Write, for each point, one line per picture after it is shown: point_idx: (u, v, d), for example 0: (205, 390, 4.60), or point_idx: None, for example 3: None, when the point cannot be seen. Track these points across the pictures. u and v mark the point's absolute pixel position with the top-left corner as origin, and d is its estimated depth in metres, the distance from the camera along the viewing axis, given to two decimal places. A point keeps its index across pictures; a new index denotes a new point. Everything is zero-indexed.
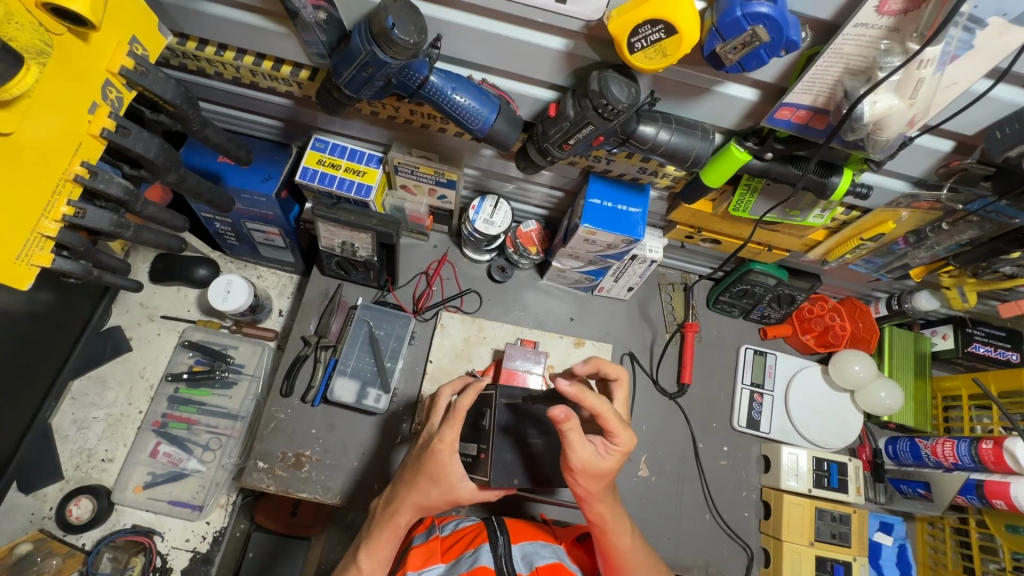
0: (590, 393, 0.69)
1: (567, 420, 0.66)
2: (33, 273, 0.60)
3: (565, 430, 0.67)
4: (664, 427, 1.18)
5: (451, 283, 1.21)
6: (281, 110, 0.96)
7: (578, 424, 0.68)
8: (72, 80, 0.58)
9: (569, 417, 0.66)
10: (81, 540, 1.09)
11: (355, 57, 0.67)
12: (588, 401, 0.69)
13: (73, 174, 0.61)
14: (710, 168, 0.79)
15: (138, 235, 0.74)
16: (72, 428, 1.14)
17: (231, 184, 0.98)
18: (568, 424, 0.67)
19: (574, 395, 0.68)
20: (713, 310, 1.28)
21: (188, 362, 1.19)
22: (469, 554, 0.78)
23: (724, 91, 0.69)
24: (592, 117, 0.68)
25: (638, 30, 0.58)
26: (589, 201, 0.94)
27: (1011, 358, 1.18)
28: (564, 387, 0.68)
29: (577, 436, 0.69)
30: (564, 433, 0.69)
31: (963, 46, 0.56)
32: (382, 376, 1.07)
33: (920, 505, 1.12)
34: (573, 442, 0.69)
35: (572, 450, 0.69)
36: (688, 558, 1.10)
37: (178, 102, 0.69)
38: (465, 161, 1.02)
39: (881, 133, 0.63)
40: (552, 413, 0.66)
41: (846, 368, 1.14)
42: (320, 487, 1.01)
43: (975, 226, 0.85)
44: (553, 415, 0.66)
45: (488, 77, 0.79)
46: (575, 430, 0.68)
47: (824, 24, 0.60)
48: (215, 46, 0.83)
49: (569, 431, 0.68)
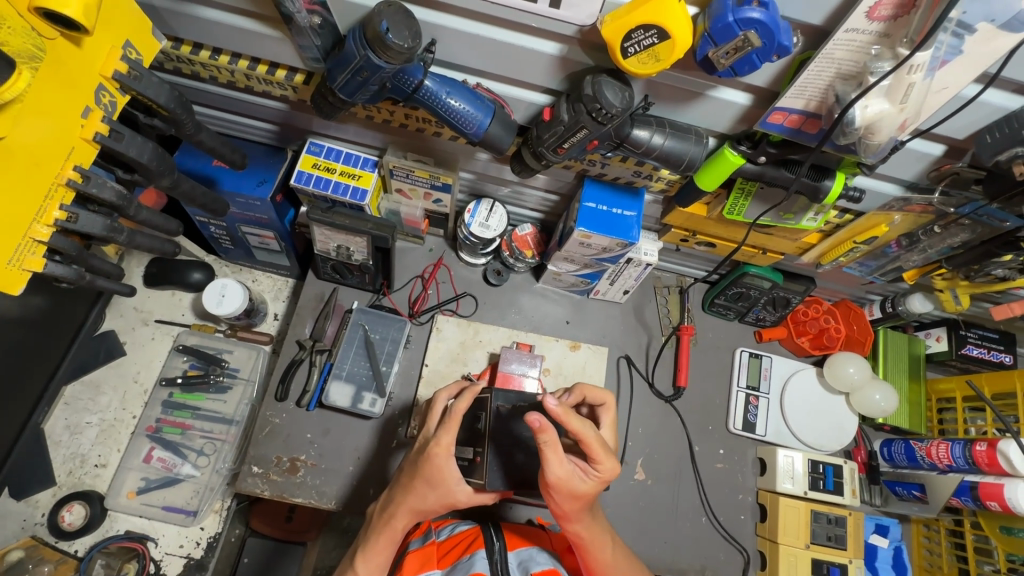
0: (575, 416, 0.70)
1: (543, 430, 0.66)
2: (25, 278, 0.59)
3: (544, 443, 0.67)
4: (660, 430, 1.18)
5: (447, 286, 1.21)
6: (276, 114, 0.96)
7: (555, 439, 0.68)
8: (64, 84, 0.58)
9: (545, 427, 0.66)
10: (74, 547, 1.08)
11: (350, 61, 0.67)
12: (570, 424, 0.70)
13: (66, 179, 0.60)
14: (704, 172, 0.80)
15: (131, 239, 0.74)
16: (65, 433, 1.13)
17: (226, 188, 0.98)
18: (545, 435, 0.66)
19: (559, 415, 0.69)
20: (708, 313, 1.28)
21: (182, 367, 1.18)
22: (465, 560, 0.78)
23: (718, 95, 0.70)
24: (586, 122, 0.68)
25: (631, 34, 0.59)
26: (584, 205, 0.95)
27: (1004, 359, 1.18)
28: (550, 404, 0.68)
29: (555, 452, 0.68)
30: (541, 446, 0.68)
31: (952, 52, 0.57)
32: (377, 380, 1.06)
33: (915, 507, 1.14)
34: (552, 460, 0.68)
35: (550, 468, 0.69)
36: (684, 562, 1.09)
37: (172, 106, 0.68)
38: (461, 165, 1.02)
39: (873, 137, 0.64)
40: (529, 420, 0.65)
41: (840, 371, 1.15)
42: (315, 492, 1.01)
43: (967, 229, 0.86)
44: (529, 421, 0.65)
45: (483, 81, 0.79)
46: (552, 445, 0.68)
47: (815, 29, 0.60)
48: (209, 50, 0.83)
49: (545, 444, 0.67)
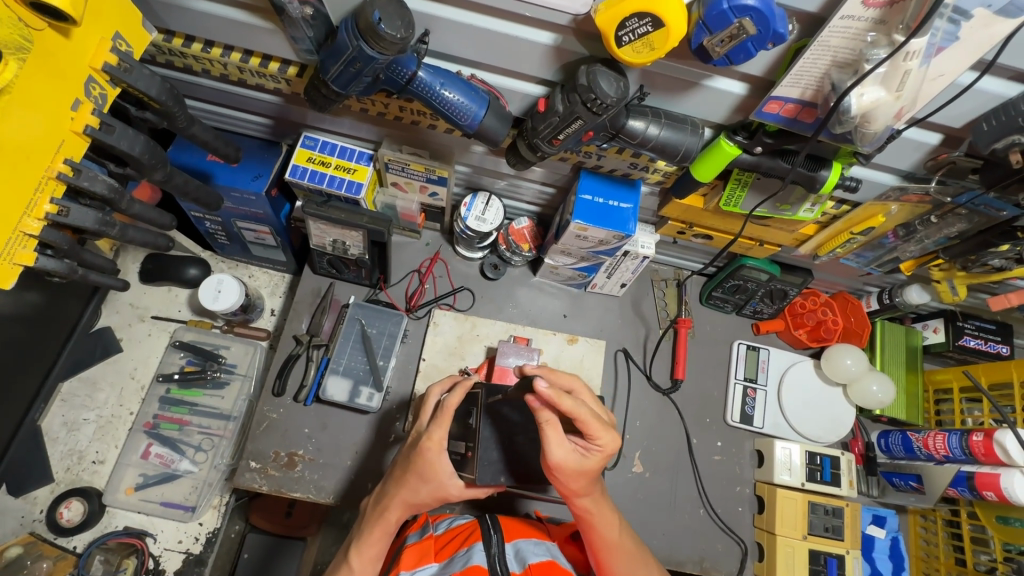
0: (566, 398, 0.68)
1: (541, 410, 0.69)
2: (16, 272, 0.59)
3: (543, 424, 0.69)
4: (658, 423, 1.18)
5: (444, 280, 1.21)
6: (270, 108, 0.95)
7: (554, 418, 0.69)
8: (52, 76, 0.57)
9: (545, 408, 0.69)
10: (72, 543, 1.07)
11: (343, 52, 0.67)
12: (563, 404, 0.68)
13: (56, 172, 0.60)
14: (700, 163, 0.79)
15: (125, 233, 0.73)
16: (62, 430, 1.13)
17: (220, 183, 0.97)
18: (544, 416, 0.69)
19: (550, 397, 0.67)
20: (706, 306, 1.28)
21: (179, 363, 1.18)
22: (462, 552, 0.77)
23: (713, 85, 0.69)
24: (581, 112, 0.68)
25: (625, 23, 0.58)
26: (580, 197, 0.94)
27: (1001, 350, 1.18)
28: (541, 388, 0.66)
29: (555, 432, 0.69)
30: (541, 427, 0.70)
31: (949, 38, 0.56)
32: (375, 374, 1.06)
33: (913, 497, 1.14)
34: (552, 440, 0.69)
35: (552, 449, 0.70)
36: (682, 555, 1.10)
37: (163, 99, 0.68)
38: (457, 157, 1.01)
39: (869, 126, 0.63)
40: (540, 386, 0.66)
41: (838, 364, 1.16)
42: (313, 486, 1.01)
43: (964, 218, 0.85)
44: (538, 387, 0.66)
45: (477, 72, 0.78)
46: (551, 425, 0.69)
47: (812, 17, 0.59)
48: (201, 42, 0.82)
49: (545, 424, 0.69)
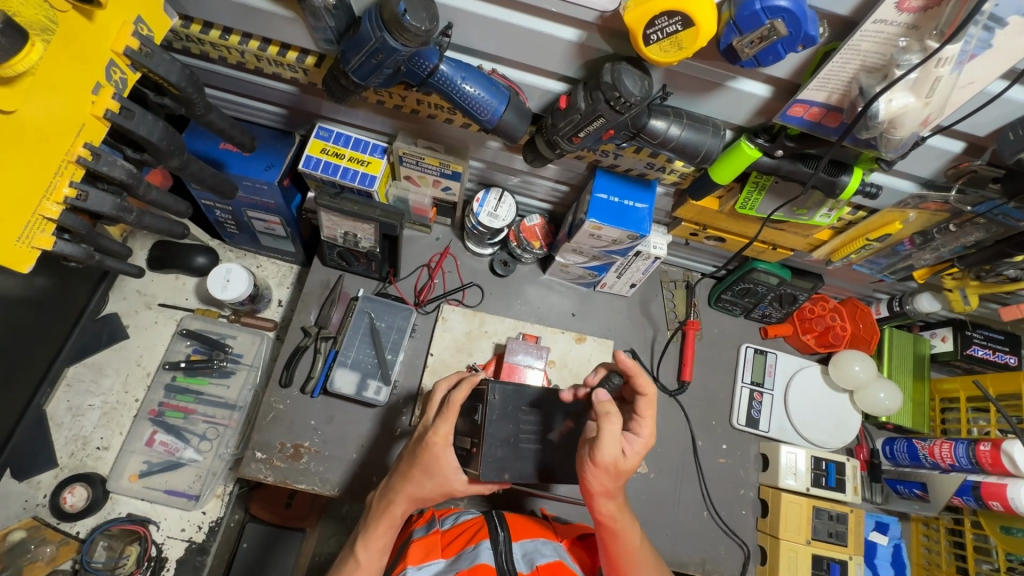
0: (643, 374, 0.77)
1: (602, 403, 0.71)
2: (34, 256, 0.58)
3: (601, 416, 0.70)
4: (663, 423, 1.18)
5: (453, 276, 1.20)
6: (285, 97, 0.95)
7: (614, 413, 0.71)
8: (75, 60, 0.57)
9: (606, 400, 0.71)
10: (76, 528, 1.08)
11: (365, 43, 0.66)
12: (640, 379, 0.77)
13: (76, 156, 0.59)
14: (719, 164, 0.79)
15: (140, 220, 0.72)
16: (66, 415, 1.13)
17: (233, 171, 0.96)
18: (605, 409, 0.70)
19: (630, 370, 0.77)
20: (714, 309, 1.28)
21: (185, 351, 1.17)
22: (469, 550, 0.77)
23: (737, 86, 0.69)
24: (604, 110, 0.67)
25: (654, 21, 0.57)
26: (595, 196, 0.94)
27: (1009, 360, 1.18)
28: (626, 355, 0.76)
29: (613, 427, 0.70)
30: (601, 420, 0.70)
31: (982, 46, 0.56)
32: (383, 368, 1.06)
33: (917, 505, 1.13)
34: (608, 434, 0.70)
35: (605, 445, 0.70)
36: (685, 557, 1.09)
37: (182, 86, 0.68)
38: (471, 152, 1.01)
39: (895, 133, 0.63)
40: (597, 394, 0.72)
41: (846, 368, 1.15)
42: (318, 478, 1.01)
43: (981, 228, 0.85)
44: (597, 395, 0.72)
45: (497, 67, 0.78)
46: (612, 420, 0.70)
47: (841, 20, 0.59)
48: (220, 29, 0.81)
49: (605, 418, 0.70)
